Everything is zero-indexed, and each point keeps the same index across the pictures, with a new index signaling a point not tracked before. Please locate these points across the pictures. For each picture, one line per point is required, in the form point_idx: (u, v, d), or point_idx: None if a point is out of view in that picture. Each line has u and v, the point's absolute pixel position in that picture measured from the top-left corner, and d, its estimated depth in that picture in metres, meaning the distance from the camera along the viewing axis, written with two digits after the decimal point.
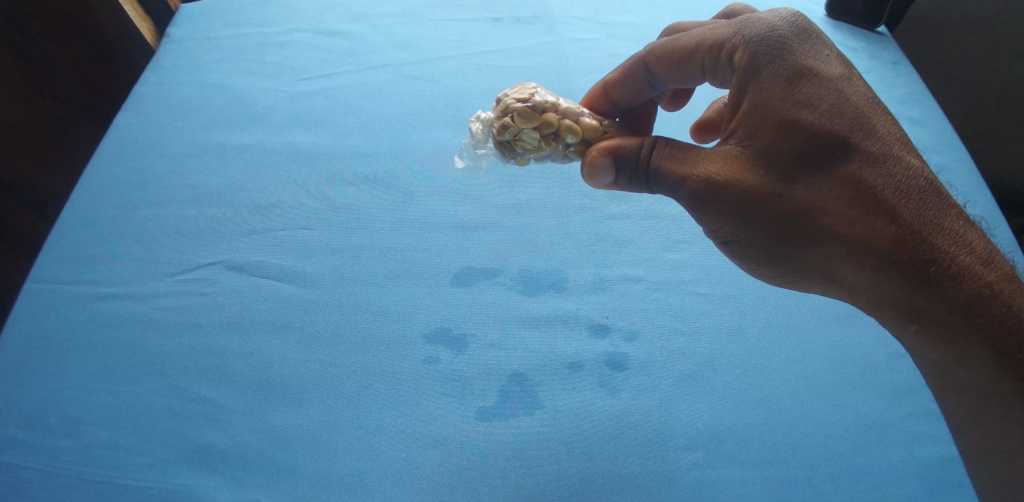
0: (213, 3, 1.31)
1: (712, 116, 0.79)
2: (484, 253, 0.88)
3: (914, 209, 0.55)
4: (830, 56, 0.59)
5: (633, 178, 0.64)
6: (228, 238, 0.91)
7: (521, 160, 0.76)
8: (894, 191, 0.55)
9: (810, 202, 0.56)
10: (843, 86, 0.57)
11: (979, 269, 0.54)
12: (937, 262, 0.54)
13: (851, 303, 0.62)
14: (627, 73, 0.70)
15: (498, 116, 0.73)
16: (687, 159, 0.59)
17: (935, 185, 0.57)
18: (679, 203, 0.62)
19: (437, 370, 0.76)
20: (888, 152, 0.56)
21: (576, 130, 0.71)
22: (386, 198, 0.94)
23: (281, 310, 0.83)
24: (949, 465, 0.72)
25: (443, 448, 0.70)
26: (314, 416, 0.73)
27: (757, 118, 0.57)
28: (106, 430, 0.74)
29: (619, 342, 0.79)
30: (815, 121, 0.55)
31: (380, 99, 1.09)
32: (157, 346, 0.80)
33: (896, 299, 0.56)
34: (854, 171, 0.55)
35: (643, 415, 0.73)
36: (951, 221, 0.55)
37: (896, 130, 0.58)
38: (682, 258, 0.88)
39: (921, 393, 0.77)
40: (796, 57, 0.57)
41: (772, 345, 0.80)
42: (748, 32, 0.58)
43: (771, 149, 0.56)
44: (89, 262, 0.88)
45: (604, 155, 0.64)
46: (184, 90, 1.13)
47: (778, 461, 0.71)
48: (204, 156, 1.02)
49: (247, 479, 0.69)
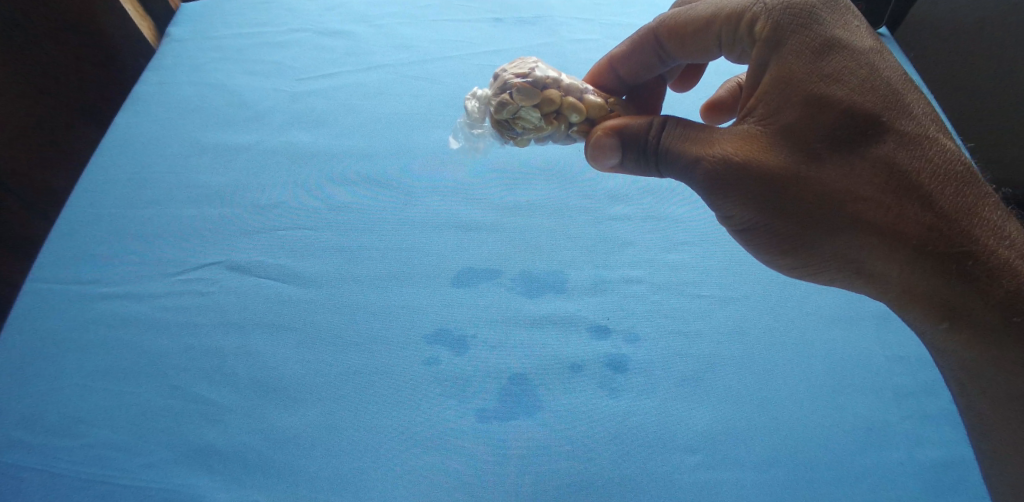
0: (214, 4, 1.32)
1: (725, 96, 0.79)
2: (484, 254, 0.88)
3: (950, 196, 0.53)
4: (862, 31, 0.58)
5: (649, 158, 0.63)
6: (228, 238, 0.91)
7: (519, 140, 0.76)
8: (929, 176, 0.53)
9: (837, 186, 0.54)
10: (874, 61, 0.56)
11: (1018, 263, 0.52)
12: (973, 253, 0.52)
13: (874, 295, 0.60)
14: (640, 46, 0.70)
15: (497, 93, 0.72)
16: (702, 140, 0.59)
17: (971, 172, 0.55)
18: (696, 185, 0.61)
19: (437, 370, 0.76)
20: (923, 133, 0.55)
21: (579, 108, 0.71)
22: (388, 199, 0.94)
23: (281, 309, 0.83)
24: (949, 466, 0.72)
25: (444, 449, 0.70)
26: (314, 417, 0.73)
27: (782, 92, 0.56)
28: (106, 429, 0.74)
29: (619, 343, 0.79)
30: (844, 97, 0.54)
31: (380, 99, 1.09)
32: (157, 345, 0.80)
33: (926, 290, 0.55)
34: (886, 153, 0.54)
35: (644, 417, 0.73)
36: (988, 210, 0.54)
37: (929, 111, 0.57)
38: (682, 259, 0.88)
39: (922, 394, 0.77)
40: (824, 29, 0.56)
41: (772, 346, 0.80)
42: (771, 2, 0.58)
43: (797, 127, 0.55)
44: (90, 261, 0.88)
45: (613, 134, 0.64)
46: (184, 90, 1.13)
47: (778, 462, 0.71)
48: (204, 156, 1.02)
49: (248, 480, 0.69)
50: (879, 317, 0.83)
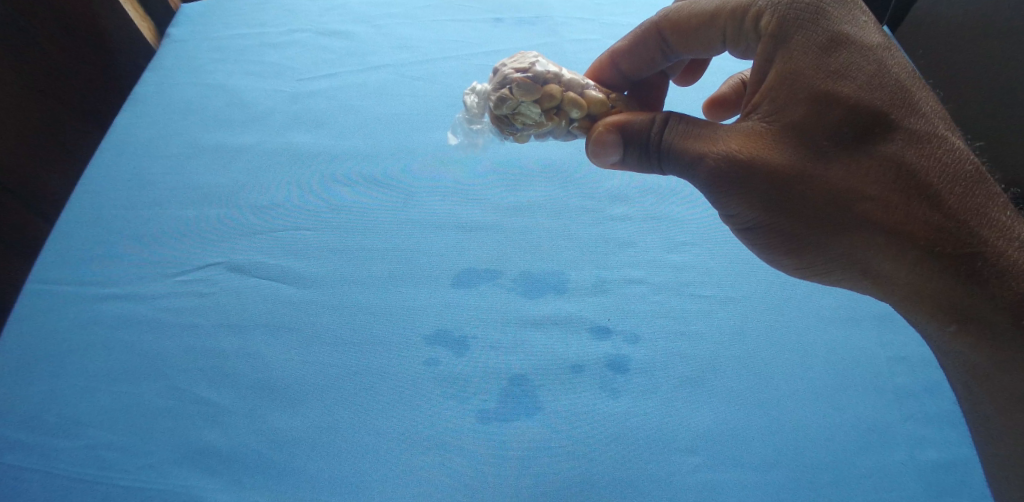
0: (214, 5, 1.32)
1: (728, 92, 0.79)
2: (484, 254, 0.87)
3: (960, 196, 0.52)
4: (869, 27, 0.58)
5: (652, 155, 0.63)
6: (228, 239, 0.90)
7: (519, 136, 0.75)
8: (939, 175, 0.53)
9: (844, 184, 0.54)
10: (883, 57, 0.56)
11: None
12: (982, 253, 0.51)
13: (880, 296, 0.60)
14: (643, 40, 0.70)
15: (497, 88, 0.72)
16: (706, 137, 0.59)
17: (980, 172, 0.55)
18: (699, 183, 0.60)
19: (437, 371, 0.76)
20: (931, 131, 0.54)
21: (580, 103, 0.70)
22: (387, 199, 0.94)
23: (280, 310, 0.82)
24: (950, 466, 0.72)
25: (444, 451, 0.70)
26: (312, 418, 0.73)
27: (789, 88, 0.55)
28: (106, 430, 0.74)
29: (619, 344, 0.79)
30: (851, 94, 0.54)
31: (380, 100, 1.09)
32: (156, 346, 0.80)
33: (935, 292, 0.54)
34: (895, 151, 0.53)
35: (644, 418, 0.73)
36: (998, 211, 0.53)
37: (937, 109, 0.57)
38: (683, 260, 0.88)
39: (922, 394, 0.76)
40: (831, 24, 0.56)
41: (773, 346, 0.79)
42: None
43: (803, 124, 0.54)
44: (89, 262, 0.88)
45: (614, 131, 0.64)
46: (183, 90, 1.13)
47: (779, 463, 0.70)
48: (203, 156, 1.02)
49: (247, 481, 0.69)
50: (881, 317, 0.82)
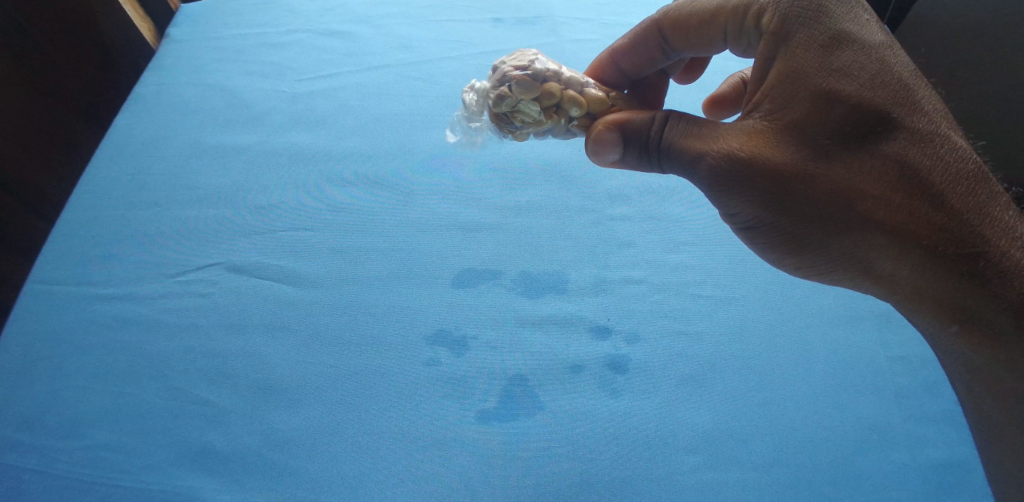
0: (213, 5, 1.31)
1: (728, 91, 0.79)
2: (484, 254, 0.87)
3: (962, 196, 0.52)
4: (872, 25, 0.57)
5: (652, 154, 0.63)
6: (228, 240, 0.90)
7: (518, 134, 0.75)
8: (941, 173, 0.53)
9: (846, 183, 0.54)
10: (885, 55, 0.55)
11: None
12: (984, 253, 0.51)
13: (883, 295, 0.59)
14: (644, 38, 0.70)
15: (497, 86, 0.71)
16: (706, 136, 0.58)
17: (983, 171, 0.54)
18: (700, 182, 0.60)
19: (437, 371, 0.76)
20: (933, 130, 0.54)
21: (580, 101, 0.70)
22: (388, 199, 0.94)
23: (280, 310, 0.82)
24: (948, 467, 0.72)
25: (444, 450, 0.70)
26: (312, 418, 0.73)
27: (790, 85, 0.55)
28: (106, 430, 0.73)
29: (619, 344, 0.78)
30: (853, 92, 0.53)
31: (380, 100, 1.09)
32: (156, 347, 0.80)
33: (938, 292, 0.54)
34: (897, 150, 0.53)
35: (645, 417, 0.73)
36: (1000, 210, 0.53)
37: (940, 107, 0.56)
38: (683, 260, 0.88)
39: (922, 394, 0.76)
40: (833, 22, 0.55)
41: (773, 346, 0.79)
42: None
43: (804, 122, 0.54)
44: (89, 263, 0.88)
45: (614, 129, 0.64)
46: (182, 90, 1.12)
47: (779, 464, 0.70)
48: (203, 157, 1.01)
49: (248, 481, 0.69)
50: (881, 317, 0.82)
